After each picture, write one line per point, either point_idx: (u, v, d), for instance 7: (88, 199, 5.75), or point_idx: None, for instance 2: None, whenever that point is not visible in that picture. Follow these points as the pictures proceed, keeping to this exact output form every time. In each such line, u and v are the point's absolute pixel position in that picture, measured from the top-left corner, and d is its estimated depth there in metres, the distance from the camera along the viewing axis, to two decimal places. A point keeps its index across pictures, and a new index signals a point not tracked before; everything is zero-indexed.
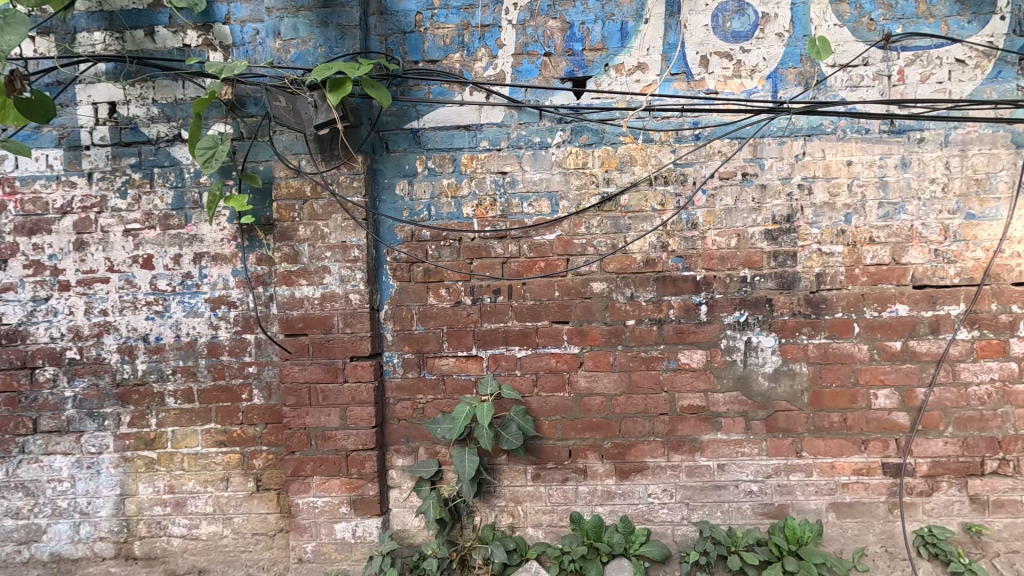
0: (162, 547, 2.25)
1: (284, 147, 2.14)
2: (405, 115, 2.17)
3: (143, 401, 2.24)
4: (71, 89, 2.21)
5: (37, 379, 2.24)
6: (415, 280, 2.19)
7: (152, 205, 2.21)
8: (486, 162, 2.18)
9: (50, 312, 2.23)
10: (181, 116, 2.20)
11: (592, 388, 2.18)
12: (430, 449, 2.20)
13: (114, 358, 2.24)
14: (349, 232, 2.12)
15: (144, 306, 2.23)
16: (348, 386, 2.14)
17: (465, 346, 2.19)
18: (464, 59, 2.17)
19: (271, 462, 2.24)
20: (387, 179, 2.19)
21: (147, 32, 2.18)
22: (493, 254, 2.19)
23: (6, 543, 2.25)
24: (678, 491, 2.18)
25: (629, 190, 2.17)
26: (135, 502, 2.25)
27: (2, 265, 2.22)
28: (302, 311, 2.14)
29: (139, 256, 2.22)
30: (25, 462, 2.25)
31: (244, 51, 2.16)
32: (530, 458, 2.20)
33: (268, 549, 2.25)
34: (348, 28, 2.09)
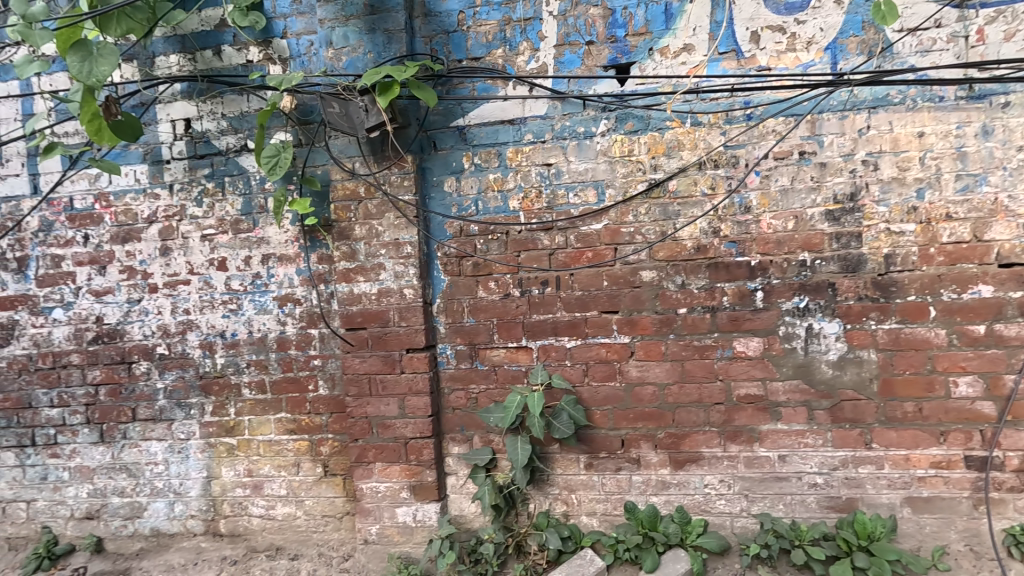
0: (244, 526, 2.45)
1: (339, 151, 2.26)
2: (450, 113, 2.23)
3: (223, 392, 2.44)
4: (152, 109, 2.43)
5: (133, 373, 2.50)
6: (465, 274, 2.26)
7: (224, 212, 2.40)
8: (530, 156, 2.20)
9: (143, 312, 2.47)
10: (247, 127, 2.37)
11: (644, 378, 2.16)
12: (484, 438, 2.27)
13: (197, 353, 2.45)
14: (401, 229, 2.22)
15: (221, 304, 2.42)
16: (405, 377, 2.24)
17: (515, 337, 2.23)
18: (507, 54, 2.20)
19: (336, 449, 2.38)
20: (436, 176, 2.26)
21: (215, 51, 2.35)
22: (541, 246, 2.21)
23: (114, 518, 2.54)
24: (736, 482, 2.12)
25: (677, 175, 2.12)
26: (219, 484, 2.46)
27: (102, 271, 2.49)
28: (360, 306, 2.25)
29: (215, 259, 2.41)
30: (126, 447, 2.52)
31: (300, 62, 2.29)
32: (582, 448, 2.21)
33: (336, 530, 2.40)
34: (395, 32, 2.16)
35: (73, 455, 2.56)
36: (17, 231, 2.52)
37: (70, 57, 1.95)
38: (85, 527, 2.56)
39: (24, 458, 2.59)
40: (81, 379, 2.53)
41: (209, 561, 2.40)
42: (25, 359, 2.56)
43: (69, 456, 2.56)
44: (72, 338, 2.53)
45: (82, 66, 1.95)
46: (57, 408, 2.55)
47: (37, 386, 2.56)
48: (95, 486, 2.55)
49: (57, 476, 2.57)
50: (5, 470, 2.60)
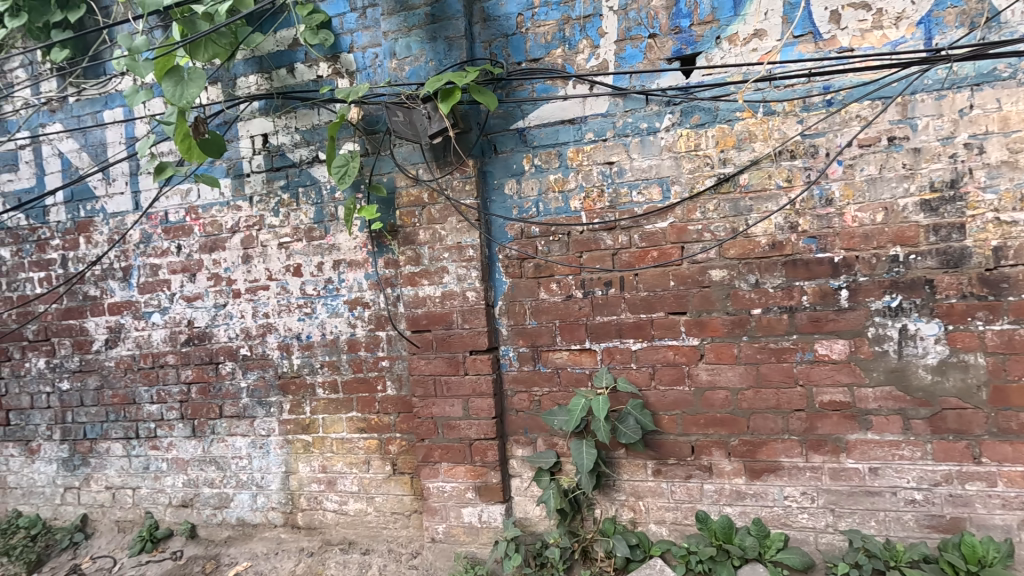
0: (319, 519, 2.57)
1: (403, 158, 2.32)
2: (510, 116, 2.23)
3: (299, 391, 2.58)
4: (234, 126, 2.61)
5: (220, 372, 2.69)
6: (526, 276, 2.25)
7: (299, 220, 2.53)
8: (592, 154, 2.16)
9: (228, 316, 2.66)
10: (318, 139, 2.49)
11: (715, 382, 2.06)
12: (548, 441, 2.25)
13: (276, 354, 2.60)
14: (463, 233, 2.24)
15: (296, 308, 2.56)
16: (469, 378, 2.26)
17: (578, 339, 2.20)
18: (567, 53, 2.18)
19: (404, 448, 2.45)
20: (496, 179, 2.27)
21: (289, 69, 2.49)
22: (603, 246, 2.17)
23: (205, 507, 2.74)
24: (820, 495, 1.98)
25: (749, 168, 2.01)
26: (297, 479, 2.59)
27: (192, 278, 2.70)
28: (425, 308, 2.30)
29: (291, 265, 2.55)
30: (215, 441, 2.71)
31: (366, 74, 2.38)
32: (650, 453, 2.14)
33: (405, 527, 2.46)
34: (455, 39, 2.20)
35: (170, 447, 2.79)
36: (122, 243, 2.79)
37: (165, 83, 2.13)
38: (181, 514, 2.78)
39: (130, 449, 2.86)
40: (176, 378, 2.76)
41: (288, 551, 2.54)
42: (129, 359, 2.83)
43: (167, 448, 2.79)
44: (168, 340, 2.76)
45: (175, 90, 2.12)
46: (156, 404, 2.80)
47: (140, 384, 2.82)
48: (189, 477, 2.76)
49: (157, 466, 2.81)
50: (114, 459, 2.88)
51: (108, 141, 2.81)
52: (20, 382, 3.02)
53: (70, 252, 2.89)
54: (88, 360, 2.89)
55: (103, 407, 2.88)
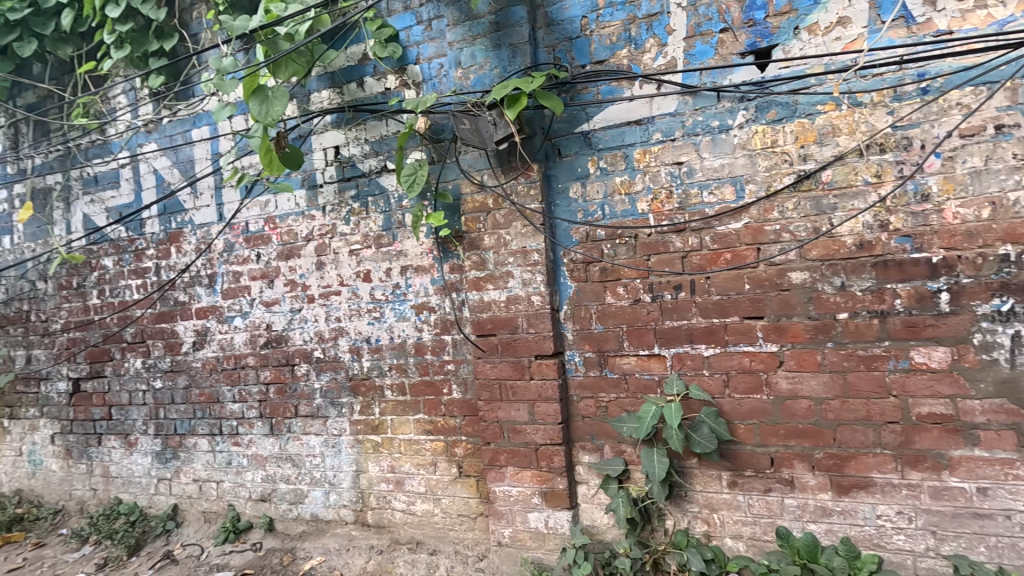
0: (388, 518, 2.64)
1: (468, 165, 2.37)
2: (575, 119, 2.22)
3: (369, 393, 2.66)
4: (309, 140, 2.75)
5: (296, 373, 2.82)
6: (592, 280, 2.22)
7: (368, 228, 2.63)
8: (659, 155, 2.11)
9: (303, 320, 2.80)
10: (386, 149, 2.58)
11: (797, 391, 1.95)
12: (615, 448, 2.21)
13: (347, 357, 2.71)
14: (528, 237, 2.25)
15: (366, 312, 2.65)
16: (535, 383, 2.26)
17: (646, 344, 2.14)
18: (632, 53, 2.14)
19: (470, 451, 2.48)
20: (561, 183, 2.26)
21: (359, 83, 2.60)
22: (672, 249, 2.11)
23: (282, 502, 2.88)
24: (919, 516, 1.83)
25: (832, 164, 1.90)
26: (367, 478, 2.68)
27: (271, 284, 2.86)
28: (491, 313, 2.32)
29: (361, 271, 2.65)
30: (291, 439, 2.85)
31: (432, 84, 2.44)
32: (724, 464, 2.05)
33: (471, 530, 2.49)
34: (520, 45, 2.22)
35: (250, 444, 2.95)
36: (208, 252, 2.99)
37: (252, 102, 2.26)
38: (260, 508, 2.94)
39: (214, 445, 3.05)
40: (255, 378, 2.92)
41: (359, 548, 2.63)
42: (214, 360, 3.02)
43: (248, 445, 2.96)
44: (249, 343, 2.93)
45: (260, 108, 2.26)
46: (238, 403, 2.97)
47: (223, 384, 3.01)
48: (267, 473, 2.91)
49: (239, 461, 2.98)
50: (201, 454, 3.09)
51: (196, 158, 3.03)
52: (120, 381, 3.29)
53: (163, 261, 3.14)
54: (178, 361, 3.12)
55: (191, 405, 3.09)
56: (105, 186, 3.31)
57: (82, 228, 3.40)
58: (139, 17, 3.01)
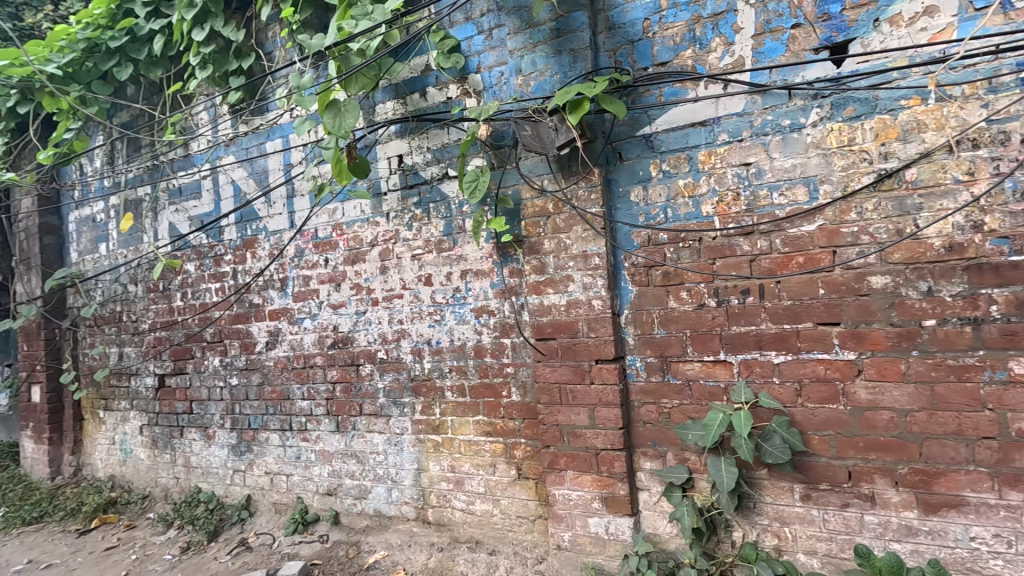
0: (448, 517, 2.70)
1: (529, 170, 2.39)
2: (637, 122, 2.20)
3: (430, 393, 2.74)
4: (374, 149, 2.86)
5: (361, 373, 2.94)
6: (654, 284, 2.19)
7: (430, 233, 2.71)
8: (726, 156, 2.07)
9: (367, 322, 2.91)
10: (448, 157, 2.65)
11: (878, 401, 1.85)
12: (678, 455, 2.17)
13: (409, 358, 2.79)
14: (589, 241, 2.25)
15: (427, 315, 2.73)
16: (595, 387, 2.24)
17: (712, 350, 2.09)
18: (697, 53, 2.11)
19: (529, 453, 2.50)
20: (622, 187, 2.25)
21: (421, 93, 2.69)
22: (740, 252, 2.05)
23: (347, 496, 3.00)
24: (1020, 540, 1.69)
25: (917, 162, 1.80)
26: (428, 476, 2.75)
27: (337, 288, 2.99)
28: (551, 317, 2.34)
29: (423, 275, 2.73)
30: (356, 437, 2.96)
31: (492, 92, 2.49)
32: (797, 477, 1.97)
33: (529, 532, 2.50)
34: (581, 51, 2.23)
35: (318, 440, 3.10)
36: (280, 257, 3.18)
37: (326, 115, 2.40)
38: (326, 502, 3.07)
39: (285, 439, 3.22)
40: (323, 377, 3.07)
41: (420, 544, 2.70)
42: (285, 359, 3.20)
43: (316, 441, 3.10)
44: (317, 343, 3.08)
45: (334, 120, 2.39)
46: (307, 400, 3.13)
47: (293, 382, 3.17)
48: (333, 468, 3.05)
49: (307, 456, 3.14)
50: (272, 448, 3.26)
51: (269, 168, 3.22)
52: (201, 377, 3.54)
53: (239, 265, 3.35)
54: (252, 360, 3.32)
55: (263, 401, 3.28)
56: (188, 197, 3.58)
57: (167, 235, 3.68)
58: (220, 39, 3.25)
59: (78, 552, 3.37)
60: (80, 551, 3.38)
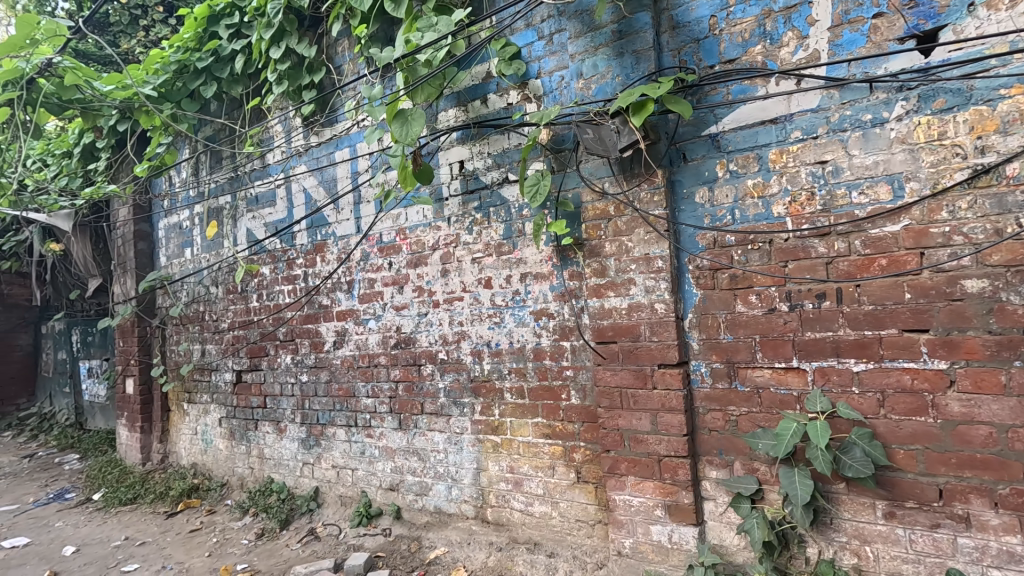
0: (507, 517, 2.72)
1: (589, 173, 2.39)
2: (702, 122, 2.15)
3: (490, 394, 2.78)
4: (436, 156, 2.95)
5: (422, 373, 3.03)
6: (721, 288, 2.13)
7: (490, 237, 2.76)
8: (799, 154, 1.98)
9: (429, 323, 3.00)
10: (508, 161, 2.69)
11: (973, 415, 1.72)
12: (747, 465, 2.09)
13: (469, 359, 2.85)
14: (652, 244, 2.22)
15: (487, 317, 2.78)
16: (658, 392, 2.20)
17: (783, 357, 2.01)
18: (767, 49, 2.04)
19: (589, 457, 2.48)
20: (686, 188, 2.20)
21: (482, 100, 2.75)
22: (814, 254, 1.96)
23: (409, 492, 3.09)
24: None
25: (1020, 156, 1.66)
26: (487, 476, 2.79)
27: (401, 290, 3.10)
28: (612, 320, 2.32)
29: (483, 278, 2.78)
30: (418, 435, 3.05)
31: (553, 96, 2.51)
32: (879, 492, 1.86)
33: (589, 536, 2.48)
34: (644, 52, 2.21)
35: (382, 436, 3.21)
36: (348, 261, 3.33)
37: (394, 124, 2.52)
38: (389, 496, 3.18)
39: (350, 435, 3.36)
40: (386, 376, 3.19)
41: (479, 543, 2.74)
42: (351, 358, 3.35)
43: (379, 437, 3.22)
44: (381, 343, 3.20)
45: (401, 129, 2.51)
46: (371, 398, 3.26)
47: (358, 380, 3.31)
48: (396, 464, 3.15)
49: (371, 452, 3.26)
50: (339, 443, 3.42)
51: (338, 176, 3.39)
52: (274, 374, 3.76)
53: (309, 268, 3.54)
54: (321, 358, 3.49)
55: (331, 398, 3.44)
56: (264, 205, 3.83)
57: (245, 240, 3.94)
58: (294, 56, 3.45)
59: (166, 532, 3.67)
60: (169, 531, 3.68)
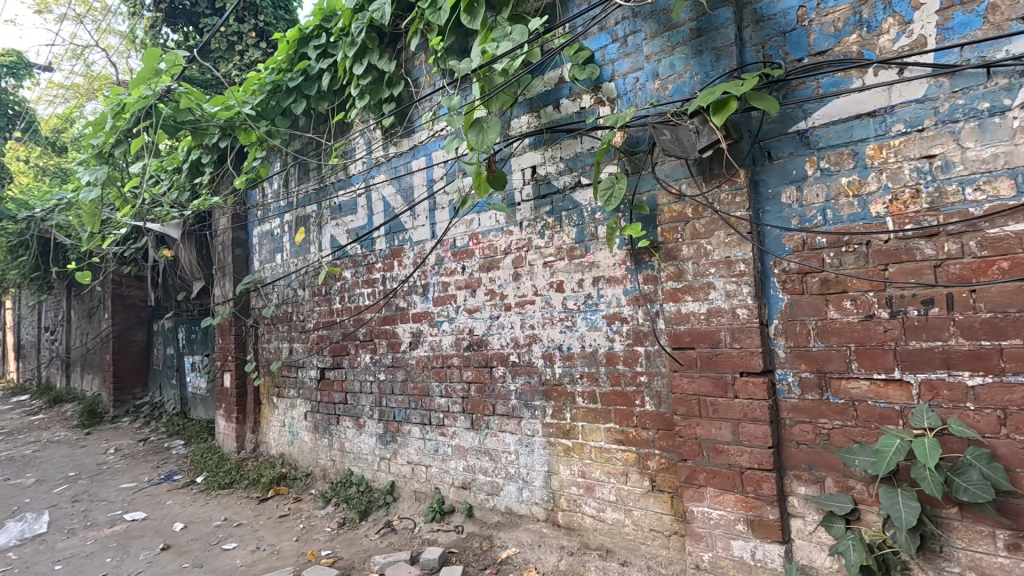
0: (579, 521, 2.72)
1: (665, 175, 2.34)
2: (789, 118, 2.05)
3: (561, 398, 2.78)
4: (509, 162, 3.01)
5: (494, 375, 3.09)
6: (810, 292, 2.01)
7: (562, 241, 2.77)
8: (902, 149, 1.85)
9: (500, 326, 3.05)
10: (580, 165, 2.69)
11: None
12: (841, 482, 1.95)
13: (540, 362, 2.87)
14: (733, 247, 2.13)
15: (559, 321, 2.79)
16: (739, 402, 2.11)
17: (883, 367, 1.86)
18: (864, 38, 1.92)
19: (664, 466, 2.42)
20: (771, 188, 2.10)
21: (555, 105, 2.77)
22: (920, 257, 1.81)
23: (480, 491, 3.16)
24: None
25: None
26: (558, 479, 2.80)
27: (473, 293, 3.18)
28: (689, 325, 2.25)
29: (555, 282, 2.80)
30: (490, 435, 3.11)
31: (627, 99, 2.49)
32: (1000, 521, 1.68)
33: (664, 547, 2.42)
34: (725, 48, 2.14)
35: (454, 435, 3.31)
36: (423, 265, 3.46)
37: (470, 133, 2.62)
38: (461, 494, 3.27)
39: (425, 433, 3.48)
40: (459, 377, 3.28)
41: (550, 546, 2.75)
42: (426, 358, 3.48)
43: (452, 436, 3.31)
44: (454, 345, 3.30)
45: (477, 137, 2.60)
46: (444, 397, 3.36)
47: (432, 380, 3.43)
48: (468, 463, 3.23)
49: (444, 450, 3.36)
50: (414, 440, 3.55)
51: (414, 184, 3.54)
52: (354, 372, 3.98)
53: (388, 272, 3.72)
54: (397, 358, 3.65)
55: (407, 396, 3.59)
56: (347, 213, 4.07)
57: (329, 246, 4.21)
58: (375, 71, 3.65)
59: (259, 516, 3.98)
60: (262, 516, 3.98)
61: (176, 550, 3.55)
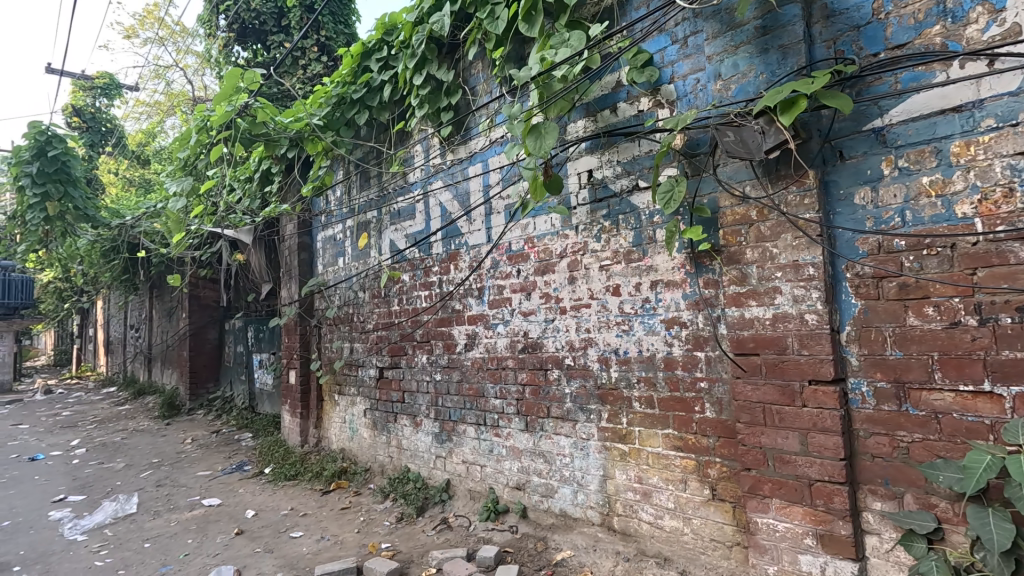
0: (635, 527, 2.69)
1: (728, 177, 2.30)
2: (863, 116, 1.97)
3: (617, 402, 2.77)
4: (564, 166, 3.03)
5: (549, 377, 3.11)
6: (887, 298, 1.91)
7: (618, 244, 2.76)
8: (992, 145, 1.74)
9: (555, 329, 3.08)
10: (638, 169, 2.69)
11: None
12: (921, 499, 1.85)
13: (596, 366, 2.87)
14: (801, 250, 2.06)
15: (615, 325, 2.78)
16: (808, 411, 2.04)
17: (971, 378, 1.75)
18: (948, 29, 1.82)
19: (725, 475, 2.37)
20: (843, 189, 2.02)
21: (612, 109, 2.78)
22: (1014, 261, 1.69)
23: (535, 493, 3.19)
24: None
25: None
26: (613, 484, 2.79)
27: (528, 297, 3.22)
28: (753, 330, 2.20)
29: (611, 285, 2.79)
30: (544, 437, 3.14)
31: (687, 100, 2.47)
32: None
33: (725, 558, 2.36)
34: (792, 46, 2.08)
35: (509, 436, 3.35)
36: (479, 268, 3.54)
37: (528, 139, 2.67)
38: (515, 495, 3.31)
39: (479, 433, 3.56)
40: (514, 378, 3.32)
41: (605, 550, 2.72)
42: (480, 360, 3.55)
43: (507, 437, 3.36)
44: (509, 347, 3.36)
45: (536, 143, 2.65)
46: (499, 398, 3.42)
47: (487, 381, 3.50)
48: (522, 464, 3.27)
49: (498, 450, 3.42)
50: (469, 439, 3.63)
51: (471, 190, 3.64)
52: (411, 371, 4.11)
53: (444, 275, 3.83)
54: (453, 359, 3.75)
55: (462, 396, 3.68)
56: (405, 218, 4.22)
57: (388, 250, 4.38)
58: (434, 81, 3.79)
59: (323, 507, 4.18)
60: (325, 507, 4.18)
61: (248, 535, 3.79)
